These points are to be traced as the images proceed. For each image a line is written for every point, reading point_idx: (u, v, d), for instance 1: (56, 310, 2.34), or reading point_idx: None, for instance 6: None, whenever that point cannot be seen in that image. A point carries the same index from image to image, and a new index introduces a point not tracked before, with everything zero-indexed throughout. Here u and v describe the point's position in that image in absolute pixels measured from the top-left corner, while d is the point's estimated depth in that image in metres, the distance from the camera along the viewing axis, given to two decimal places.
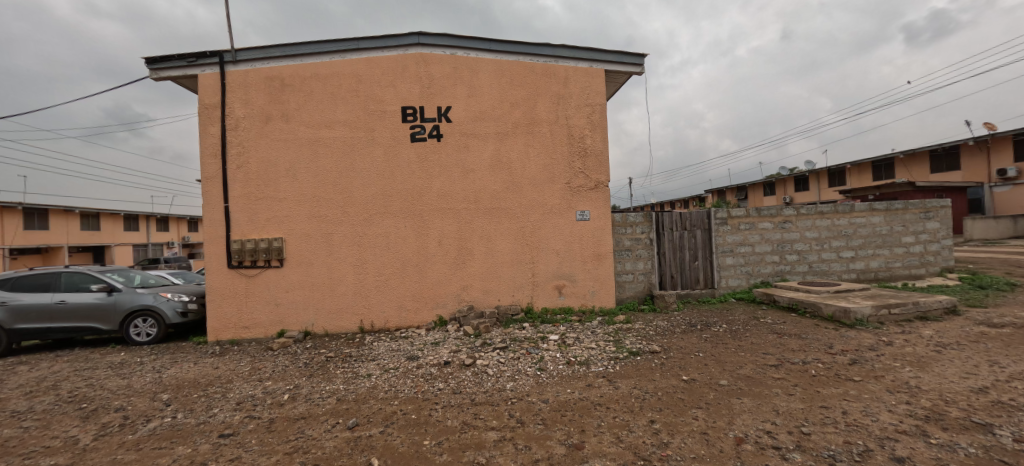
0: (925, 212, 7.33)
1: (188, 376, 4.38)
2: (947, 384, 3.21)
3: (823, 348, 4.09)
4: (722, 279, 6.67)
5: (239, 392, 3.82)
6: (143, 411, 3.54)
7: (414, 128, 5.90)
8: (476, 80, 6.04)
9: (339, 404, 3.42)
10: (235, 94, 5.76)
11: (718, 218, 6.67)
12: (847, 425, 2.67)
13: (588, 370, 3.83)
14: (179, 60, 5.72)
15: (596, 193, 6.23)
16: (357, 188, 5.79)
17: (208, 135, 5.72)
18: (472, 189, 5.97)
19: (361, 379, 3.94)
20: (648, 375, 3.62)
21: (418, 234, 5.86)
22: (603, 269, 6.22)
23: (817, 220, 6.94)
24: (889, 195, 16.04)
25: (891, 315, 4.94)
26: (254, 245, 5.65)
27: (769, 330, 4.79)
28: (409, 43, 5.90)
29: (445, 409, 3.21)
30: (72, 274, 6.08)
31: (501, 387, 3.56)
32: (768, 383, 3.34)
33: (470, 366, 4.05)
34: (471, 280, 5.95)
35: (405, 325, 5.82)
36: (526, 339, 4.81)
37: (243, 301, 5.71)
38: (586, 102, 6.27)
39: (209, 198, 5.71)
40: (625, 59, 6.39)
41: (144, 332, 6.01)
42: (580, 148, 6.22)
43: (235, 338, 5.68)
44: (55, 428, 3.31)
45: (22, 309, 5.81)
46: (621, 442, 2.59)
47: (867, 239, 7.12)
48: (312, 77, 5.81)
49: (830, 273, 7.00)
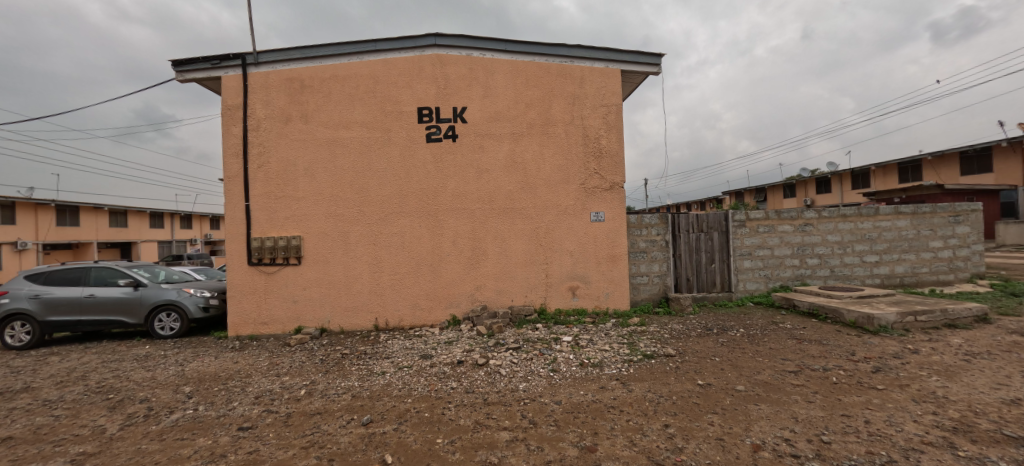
0: (954, 216, 7.06)
1: (209, 370, 4.51)
2: (976, 395, 3.08)
3: (845, 355, 3.97)
4: (739, 283, 6.55)
5: (257, 386, 3.91)
6: (166, 403, 3.65)
7: (430, 128, 5.95)
8: (492, 80, 6.06)
9: (354, 401, 3.47)
10: (257, 96, 5.91)
11: (736, 220, 6.54)
12: (870, 434, 2.59)
13: (602, 373, 3.80)
14: (204, 62, 5.88)
15: (611, 194, 6.17)
16: (374, 188, 5.87)
17: (231, 135, 5.88)
18: (486, 189, 5.99)
19: (375, 377, 4.00)
20: (662, 379, 3.58)
21: (433, 234, 5.91)
22: (618, 271, 6.16)
23: (839, 223, 6.76)
24: (916, 198, 15.51)
25: (916, 322, 4.78)
26: (273, 243, 5.78)
27: (788, 335, 4.68)
28: (426, 45, 5.96)
29: (458, 407, 3.23)
30: (102, 270, 6.32)
31: (514, 388, 3.56)
32: (787, 389, 3.26)
33: (483, 366, 4.06)
34: (485, 280, 5.96)
35: (419, 324, 5.87)
36: (539, 339, 4.81)
37: (262, 297, 5.85)
38: (602, 102, 6.23)
39: (231, 197, 5.85)
40: (642, 59, 6.33)
41: (168, 327, 6.21)
42: (595, 148, 6.19)
43: (254, 334, 5.82)
44: (84, 418, 3.44)
45: (55, 302, 6.06)
46: (635, 446, 2.57)
47: (893, 243, 6.89)
48: (331, 78, 5.92)
49: (853, 277, 6.79)
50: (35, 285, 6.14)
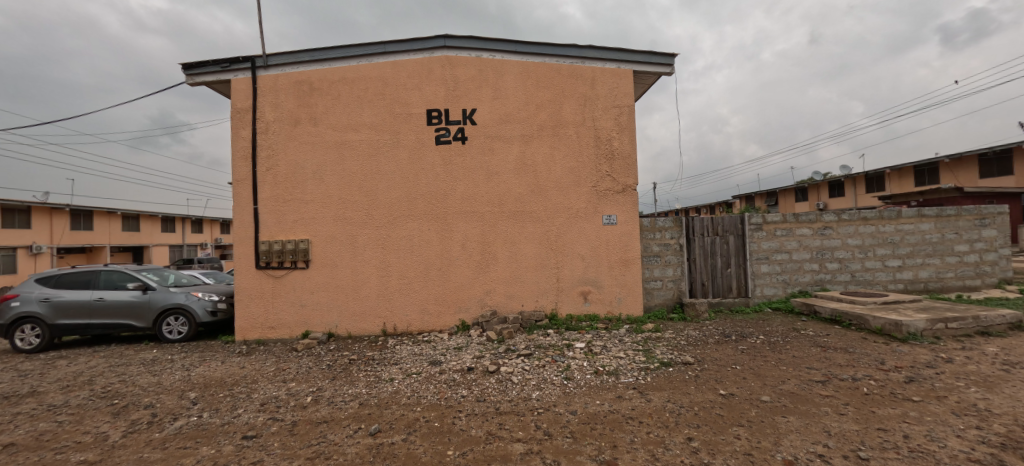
0: (980, 219, 6.81)
1: (215, 375, 4.43)
2: (1022, 408, 2.88)
3: (875, 364, 3.76)
4: (756, 288, 6.35)
5: (263, 393, 3.82)
6: (171, 409, 3.57)
7: (439, 131, 5.88)
8: (502, 82, 5.98)
9: (362, 409, 3.35)
10: (266, 98, 5.89)
11: (753, 224, 6.36)
12: (911, 451, 2.42)
13: (618, 381, 3.64)
14: (214, 65, 5.86)
15: (623, 197, 6.04)
16: (382, 190, 5.80)
17: (240, 138, 5.85)
18: (496, 192, 5.89)
19: (383, 384, 3.89)
20: (682, 388, 3.41)
21: (442, 237, 5.81)
22: (631, 276, 6.01)
23: (860, 227, 6.54)
24: (933, 202, 15.08)
25: (948, 329, 4.54)
26: (281, 246, 5.72)
27: (811, 343, 4.48)
28: (436, 46, 5.90)
29: (469, 417, 3.10)
30: (112, 273, 6.33)
31: (527, 397, 3.42)
32: (816, 401, 3.07)
33: (494, 373, 3.93)
34: (495, 285, 5.84)
35: (428, 329, 5.76)
36: (551, 346, 4.65)
37: (270, 301, 5.78)
38: (614, 103, 6.12)
39: (239, 200, 5.82)
40: (655, 60, 6.21)
41: (176, 330, 6.18)
42: (607, 150, 6.07)
43: (261, 338, 5.75)
44: (87, 424, 3.37)
45: (64, 306, 6.07)
46: (657, 461, 2.42)
47: (916, 247, 6.66)
48: (340, 80, 5.88)
49: (875, 283, 6.55)
50: (46, 288, 6.16)
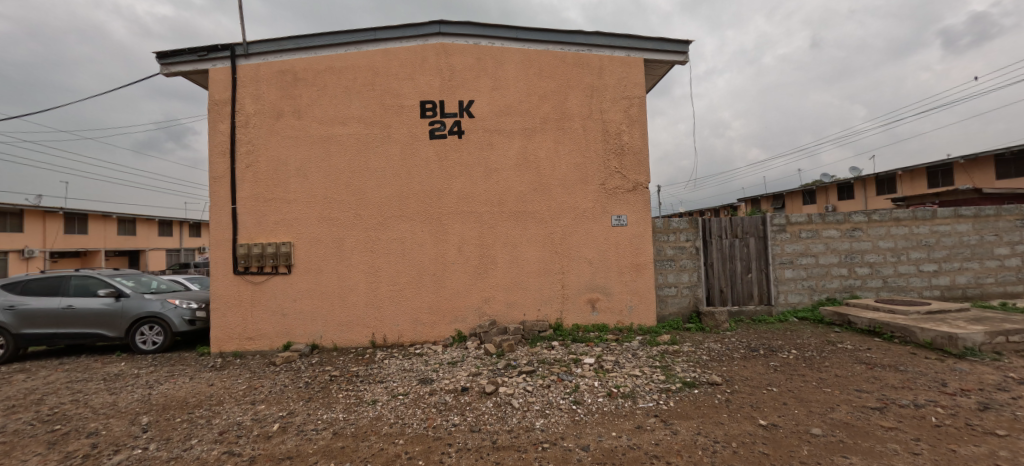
0: (1022, 219, 6.26)
1: (178, 395, 3.93)
2: None
3: (935, 386, 3.23)
4: (780, 295, 5.82)
5: (226, 418, 3.32)
6: (116, 438, 3.07)
7: (433, 124, 5.41)
8: (502, 71, 5.51)
9: (334, 441, 2.84)
10: (246, 89, 5.44)
11: (776, 225, 5.84)
12: None
13: (636, 406, 3.12)
14: (190, 54, 5.42)
15: (634, 196, 5.53)
16: (371, 189, 5.32)
17: (217, 132, 5.39)
18: (496, 191, 5.40)
19: (364, 407, 3.38)
20: (713, 417, 2.89)
21: (436, 240, 5.32)
22: (643, 282, 5.49)
23: (892, 228, 6.00)
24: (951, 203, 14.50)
25: (1009, 343, 4.01)
26: (261, 250, 5.24)
27: (852, 359, 3.94)
28: (430, 33, 5.44)
29: (460, 453, 2.59)
30: (83, 279, 5.87)
31: (529, 426, 2.91)
32: (879, 435, 2.55)
33: (491, 396, 3.42)
34: (494, 291, 5.34)
35: (420, 340, 5.27)
36: (556, 361, 4.13)
37: (249, 310, 5.30)
38: (623, 94, 5.63)
39: (216, 200, 5.35)
40: (667, 47, 5.73)
41: (150, 341, 5.70)
42: (616, 145, 5.57)
43: (239, 350, 5.26)
44: (14, 457, 2.87)
45: (29, 314, 5.60)
46: None
47: (953, 250, 6.11)
48: (326, 70, 5.43)
49: (909, 289, 6.01)
50: (11, 295, 5.70)
